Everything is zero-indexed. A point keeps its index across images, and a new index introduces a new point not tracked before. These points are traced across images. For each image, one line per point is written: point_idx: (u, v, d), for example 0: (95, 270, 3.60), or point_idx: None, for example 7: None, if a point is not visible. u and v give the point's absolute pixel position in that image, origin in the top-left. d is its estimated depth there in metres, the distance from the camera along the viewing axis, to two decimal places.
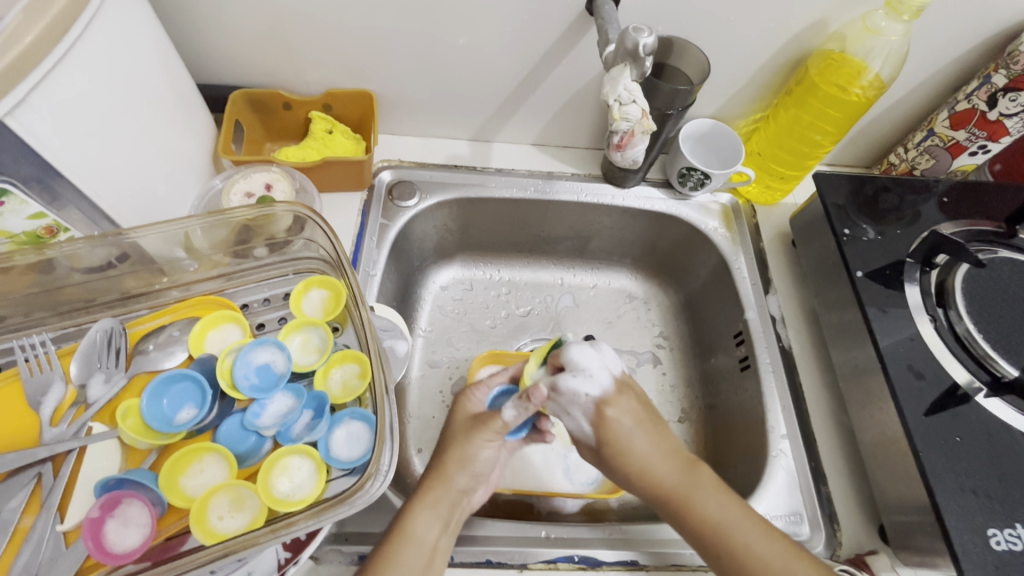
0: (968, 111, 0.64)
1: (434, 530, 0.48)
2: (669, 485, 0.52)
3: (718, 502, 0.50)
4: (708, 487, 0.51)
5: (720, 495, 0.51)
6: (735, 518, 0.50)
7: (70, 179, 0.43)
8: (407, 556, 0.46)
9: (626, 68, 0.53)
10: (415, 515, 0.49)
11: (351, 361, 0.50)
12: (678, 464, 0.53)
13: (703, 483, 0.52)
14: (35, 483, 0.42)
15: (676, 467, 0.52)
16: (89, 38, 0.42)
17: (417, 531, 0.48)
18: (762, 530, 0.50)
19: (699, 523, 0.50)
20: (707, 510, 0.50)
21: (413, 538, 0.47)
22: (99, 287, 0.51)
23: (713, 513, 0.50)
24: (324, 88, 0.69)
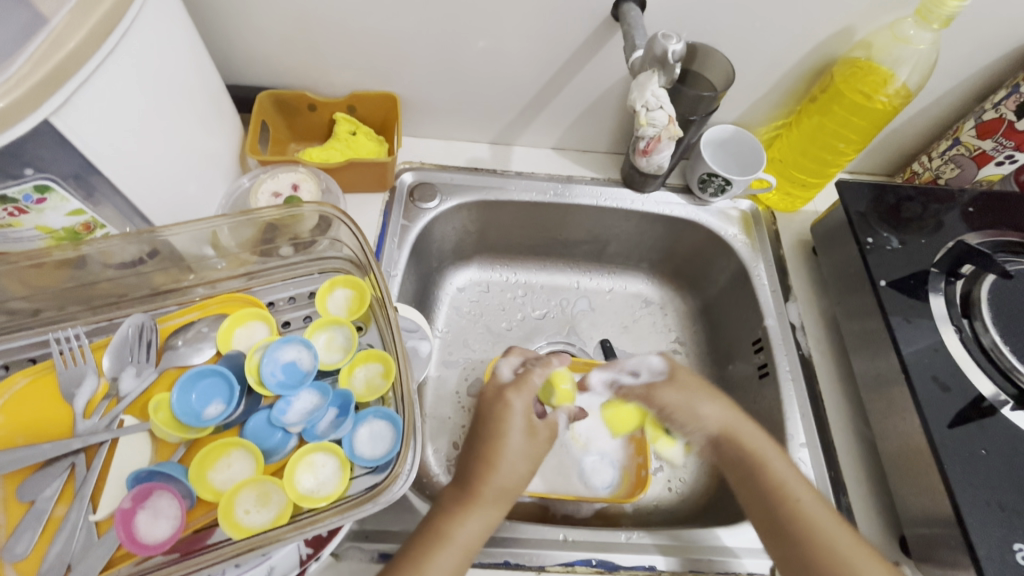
0: (995, 120, 0.63)
1: (475, 536, 0.49)
2: (728, 424, 0.58)
3: (788, 465, 0.55)
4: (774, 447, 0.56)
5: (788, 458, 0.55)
6: (798, 481, 0.53)
7: (107, 176, 0.44)
8: (446, 559, 0.47)
9: (654, 74, 0.53)
10: (458, 519, 0.49)
11: (374, 361, 0.50)
12: (741, 415, 0.59)
13: (769, 440, 0.57)
14: (69, 473, 0.43)
15: (741, 418, 0.59)
16: (129, 40, 0.43)
17: (459, 533, 0.48)
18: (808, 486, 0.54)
19: (768, 475, 0.54)
20: (779, 469, 0.54)
21: (453, 540, 0.48)
22: (130, 282, 0.53)
23: (783, 470, 0.54)
24: (349, 90, 0.70)
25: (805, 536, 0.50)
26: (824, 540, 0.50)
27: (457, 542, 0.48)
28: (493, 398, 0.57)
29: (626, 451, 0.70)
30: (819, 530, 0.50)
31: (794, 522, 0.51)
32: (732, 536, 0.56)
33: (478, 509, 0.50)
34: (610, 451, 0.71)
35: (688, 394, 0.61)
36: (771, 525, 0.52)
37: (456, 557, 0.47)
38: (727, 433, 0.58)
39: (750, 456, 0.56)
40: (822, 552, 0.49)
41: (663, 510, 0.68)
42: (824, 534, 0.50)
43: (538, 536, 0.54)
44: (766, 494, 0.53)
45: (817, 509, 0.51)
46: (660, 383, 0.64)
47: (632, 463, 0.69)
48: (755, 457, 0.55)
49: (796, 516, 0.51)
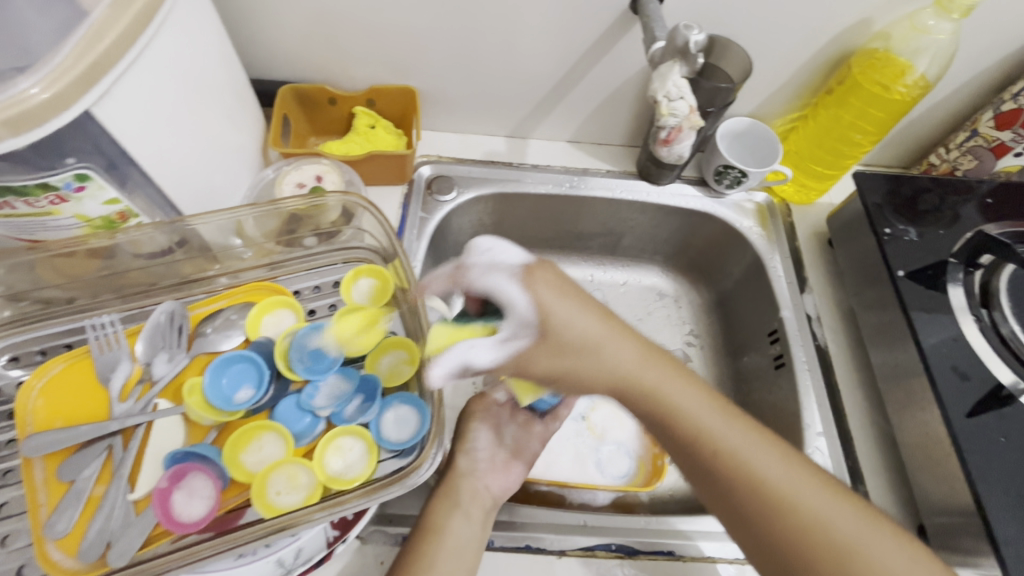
0: (1014, 111, 0.63)
1: (459, 521, 0.51)
2: (630, 371, 0.45)
3: (743, 433, 0.46)
4: (674, 375, 0.47)
5: (693, 388, 0.47)
6: (728, 428, 0.46)
7: (141, 165, 0.45)
8: (436, 545, 0.48)
9: (675, 65, 0.55)
10: (435, 512, 0.51)
11: (398, 347, 0.51)
12: (651, 360, 0.46)
13: (674, 368, 0.47)
14: (106, 454, 0.44)
15: (645, 362, 0.46)
16: (162, 35, 0.44)
17: (443, 523, 0.50)
18: (738, 422, 0.46)
19: (681, 422, 0.46)
20: (680, 402, 0.46)
21: (438, 530, 0.49)
22: (160, 271, 0.54)
23: (695, 408, 0.46)
24: (368, 84, 0.71)
25: (751, 493, 0.44)
26: (803, 519, 0.43)
27: (445, 529, 0.49)
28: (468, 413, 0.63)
29: (642, 441, 0.73)
30: (763, 487, 0.44)
31: (717, 471, 0.45)
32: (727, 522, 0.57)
33: (448, 500, 0.52)
34: (626, 440, 0.73)
35: (568, 360, 0.44)
36: (703, 480, 0.47)
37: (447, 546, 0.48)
38: (618, 386, 0.46)
39: (647, 395, 0.46)
40: (794, 526, 0.43)
41: (679, 499, 0.68)
42: (790, 505, 0.43)
43: (559, 521, 0.55)
44: (680, 443, 0.47)
45: (769, 473, 0.44)
46: (527, 345, 0.43)
47: (648, 453, 0.71)
48: (642, 390, 0.46)
49: (720, 462, 0.45)
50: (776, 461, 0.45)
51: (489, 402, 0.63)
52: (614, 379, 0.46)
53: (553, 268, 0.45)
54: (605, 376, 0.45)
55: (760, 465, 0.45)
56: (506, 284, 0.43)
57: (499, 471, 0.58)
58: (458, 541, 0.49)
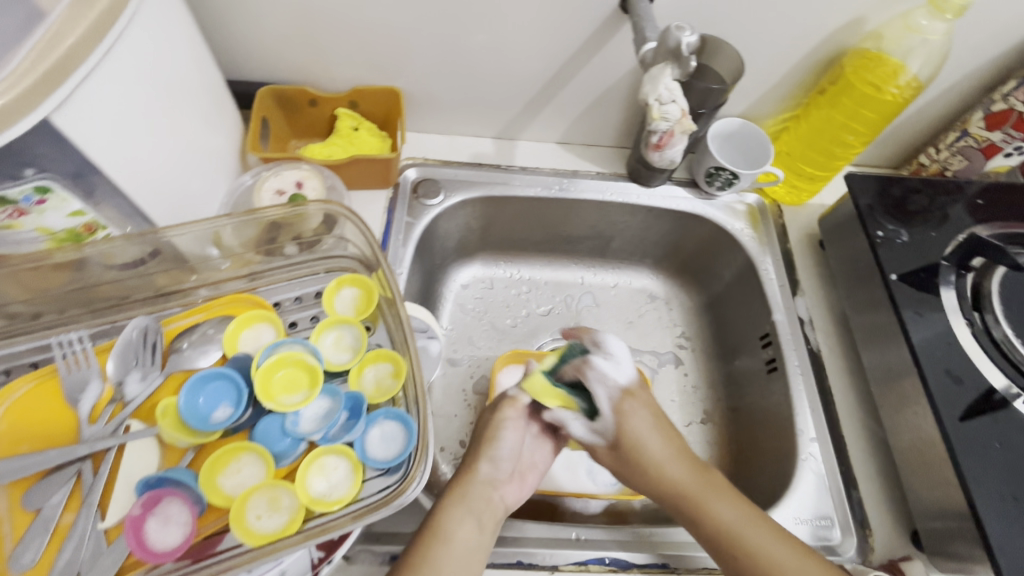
0: (1005, 111, 0.63)
1: (467, 528, 0.48)
2: (686, 488, 0.53)
3: (767, 532, 0.50)
4: (719, 492, 0.52)
5: (735, 501, 0.52)
6: (752, 524, 0.50)
7: (108, 174, 0.43)
8: (442, 552, 0.46)
9: (668, 67, 0.53)
10: (444, 514, 0.49)
11: (384, 361, 0.49)
12: (696, 472, 0.54)
13: (724, 486, 0.53)
14: (76, 480, 0.42)
15: (701, 479, 0.53)
16: (128, 36, 0.42)
17: (450, 528, 0.48)
18: (772, 526, 0.50)
19: (712, 525, 0.51)
20: (721, 514, 0.51)
21: (445, 534, 0.47)
22: (132, 284, 0.51)
23: (732, 519, 0.50)
24: (351, 85, 0.69)
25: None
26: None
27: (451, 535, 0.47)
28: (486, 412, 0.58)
29: None
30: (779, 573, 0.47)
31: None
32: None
33: (460, 506, 0.49)
34: None
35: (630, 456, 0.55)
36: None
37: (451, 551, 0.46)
38: (676, 492, 0.53)
39: (689, 509, 0.52)
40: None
41: None
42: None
43: (551, 535, 0.54)
44: (723, 555, 0.50)
45: (786, 560, 0.48)
46: (600, 448, 0.56)
47: None
48: (693, 503, 0.52)
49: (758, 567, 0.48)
50: (788, 554, 0.48)
51: (519, 404, 0.57)
52: (667, 489, 0.54)
53: (645, 396, 0.57)
54: (653, 485, 0.54)
55: (778, 554, 0.48)
56: (609, 400, 0.55)
57: (516, 480, 0.55)
58: (465, 550, 0.47)
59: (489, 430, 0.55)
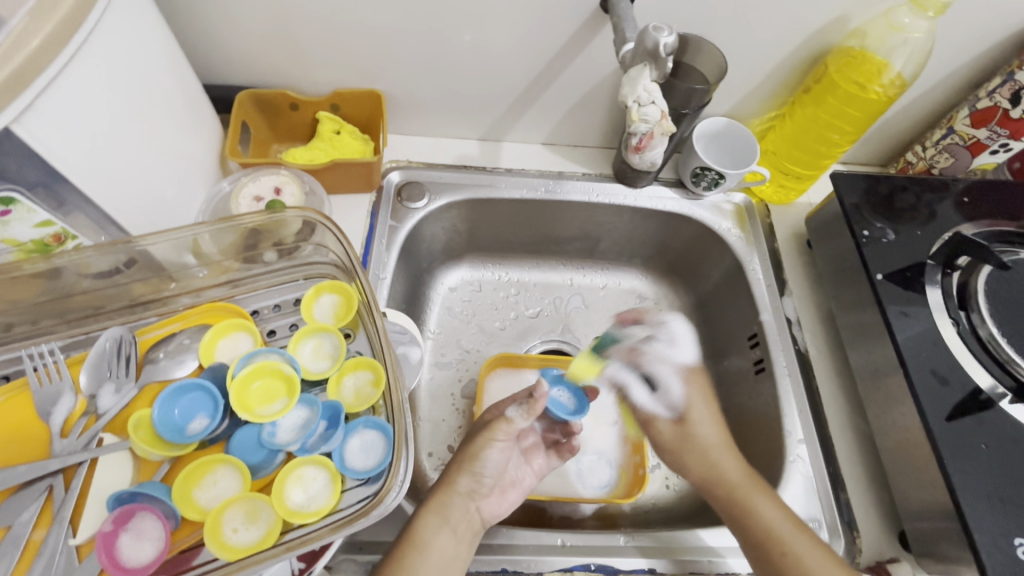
0: (990, 108, 0.63)
1: (442, 536, 0.49)
2: (736, 484, 0.55)
3: (807, 541, 0.51)
4: (767, 493, 0.54)
5: (778, 504, 0.53)
6: (791, 526, 0.51)
7: (76, 183, 0.42)
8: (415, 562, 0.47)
9: (646, 69, 0.52)
10: (421, 523, 0.49)
11: (364, 368, 0.49)
12: (749, 471, 0.56)
13: (770, 491, 0.54)
14: (47, 495, 0.41)
15: (751, 479, 0.55)
16: (95, 42, 0.41)
17: (425, 536, 0.48)
18: (807, 534, 0.51)
19: (758, 521, 0.52)
20: (764, 513, 0.52)
21: (419, 543, 0.48)
22: (107, 294, 0.51)
23: (775, 520, 0.52)
24: (331, 87, 0.68)
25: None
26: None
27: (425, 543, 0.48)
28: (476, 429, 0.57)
29: (621, 449, 0.69)
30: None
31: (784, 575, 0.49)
32: (714, 537, 0.55)
33: (437, 514, 0.50)
34: (607, 449, 0.69)
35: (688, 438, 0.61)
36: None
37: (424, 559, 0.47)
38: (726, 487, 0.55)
39: (739, 505, 0.53)
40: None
41: (661, 508, 0.67)
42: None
43: (537, 541, 0.53)
44: (761, 549, 0.51)
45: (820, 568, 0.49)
46: (662, 418, 0.64)
47: (629, 462, 0.68)
48: (739, 496, 0.54)
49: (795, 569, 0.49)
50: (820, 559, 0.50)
51: (511, 428, 0.54)
52: (722, 480, 0.56)
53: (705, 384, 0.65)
54: (708, 472, 0.57)
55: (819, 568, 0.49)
56: (672, 376, 0.66)
57: (497, 493, 0.55)
58: (442, 557, 0.47)
59: (472, 444, 0.55)
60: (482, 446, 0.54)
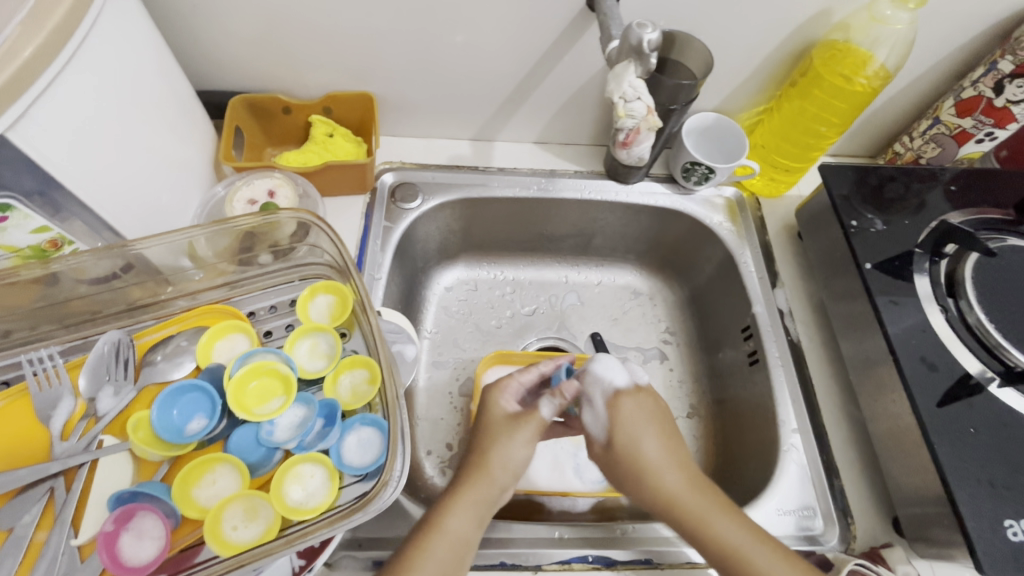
0: (974, 98, 0.63)
1: (469, 526, 0.47)
2: (681, 499, 0.49)
3: (769, 552, 0.46)
4: (717, 507, 0.48)
5: (734, 517, 0.48)
6: (749, 538, 0.47)
7: (72, 190, 0.43)
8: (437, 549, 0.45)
9: (631, 65, 0.52)
10: (449, 509, 0.48)
11: (359, 367, 0.49)
12: (689, 481, 0.50)
13: (714, 496, 0.49)
14: (48, 497, 0.42)
15: (692, 484, 0.50)
16: (85, 52, 0.42)
17: (449, 524, 0.47)
18: (767, 543, 0.47)
19: (714, 540, 0.47)
20: (723, 533, 0.47)
21: (442, 530, 0.46)
22: (105, 298, 0.51)
23: (732, 534, 0.47)
24: (324, 91, 0.69)
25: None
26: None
27: (450, 532, 0.46)
28: (499, 418, 0.53)
29: None
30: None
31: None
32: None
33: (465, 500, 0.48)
34: None
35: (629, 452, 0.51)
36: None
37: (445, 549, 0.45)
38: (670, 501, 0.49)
39: (690, 523, 0.48)
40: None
41: None
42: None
43: (536, 535, 0.54)
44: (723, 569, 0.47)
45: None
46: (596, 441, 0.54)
47: None
48: (699, 523, 0.48)
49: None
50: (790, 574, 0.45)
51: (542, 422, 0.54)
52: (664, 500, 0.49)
53: (643, 399, 0.54)
54: (651, 496, 0.50)
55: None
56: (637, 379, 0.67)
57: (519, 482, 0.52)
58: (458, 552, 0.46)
59: (499, 429, 0.53)
60: (511, 435, 0.52)
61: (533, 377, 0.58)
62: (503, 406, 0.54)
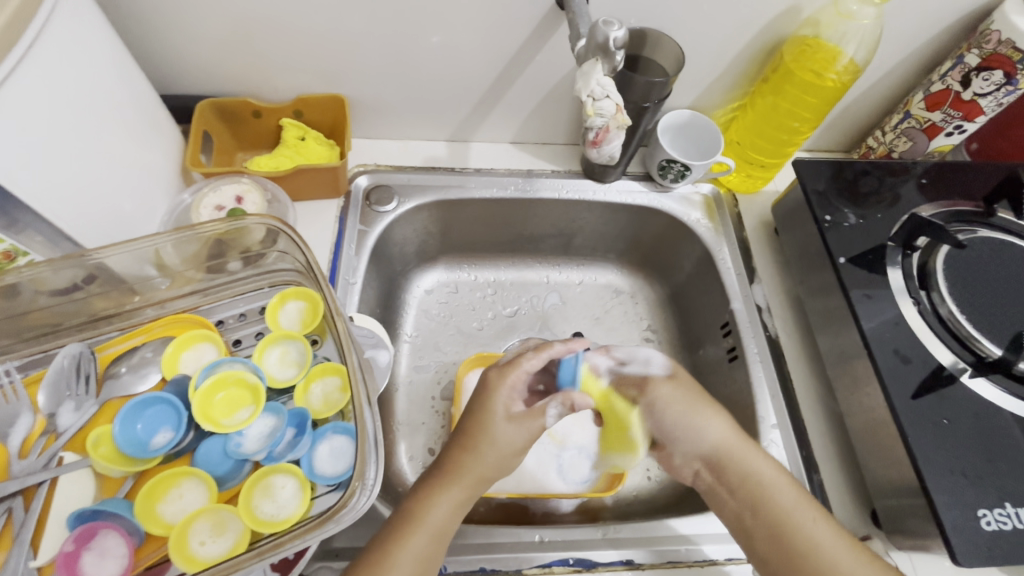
0: (943, 91, 0.64)
1: (447, 515, 0.46)
2: (723, 447, 0.53)
3: (821, 523, 0.48)
4: (773, 475, 0.51)
5: (791, 491, 0.50)
6: (807, 512, 0.49)
7: (25, 201, 0.41)
8: (418, 541, 0.44)
9: (598, 63, 0.52)
10: (427, 500, 0.47)
11: (331, 374, 0.48)
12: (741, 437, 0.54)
13: (771, 467, 0.52)
14: (6, 517, 0.41)
15: (739, 440, 0.53)
16: (30, 63, 0.40)
17: (432, 515, 0.46)
18: (824, 519, 0.49)
19: (771, 505, 0.49)
20: (780, 500, 0.50)
21: (426, 521, 0.45)
22: (66, 310, 0.50)
23: (787, 505, 0.49)
24: (294, 94, 0.68)
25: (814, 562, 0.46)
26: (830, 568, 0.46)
27: (430, 525, 0.45)
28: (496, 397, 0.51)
29: None
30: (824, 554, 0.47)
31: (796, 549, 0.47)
32: (686, 525, 0.55)
33: (448, 487, 0.47)
34: (587, 443, 0.69)
35: (688, 397, 0.55)
36: (774, 552, 0.48)
37: (425, 541, 0.45)
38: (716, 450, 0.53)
39: (746, 482, 0.51)
40: None
41: (643, 499, 0.67)
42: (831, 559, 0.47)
43: (516, 540, 0.53)
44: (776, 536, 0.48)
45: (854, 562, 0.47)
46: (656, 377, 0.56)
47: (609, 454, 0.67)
48: (733, 466, 0.52)
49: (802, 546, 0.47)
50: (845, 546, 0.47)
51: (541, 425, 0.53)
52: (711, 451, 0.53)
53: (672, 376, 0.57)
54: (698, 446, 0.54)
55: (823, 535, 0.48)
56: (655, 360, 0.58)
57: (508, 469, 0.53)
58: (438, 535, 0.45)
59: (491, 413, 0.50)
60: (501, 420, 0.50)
61: (540, 362, 0.54)
62: (506, 403, 0.51)
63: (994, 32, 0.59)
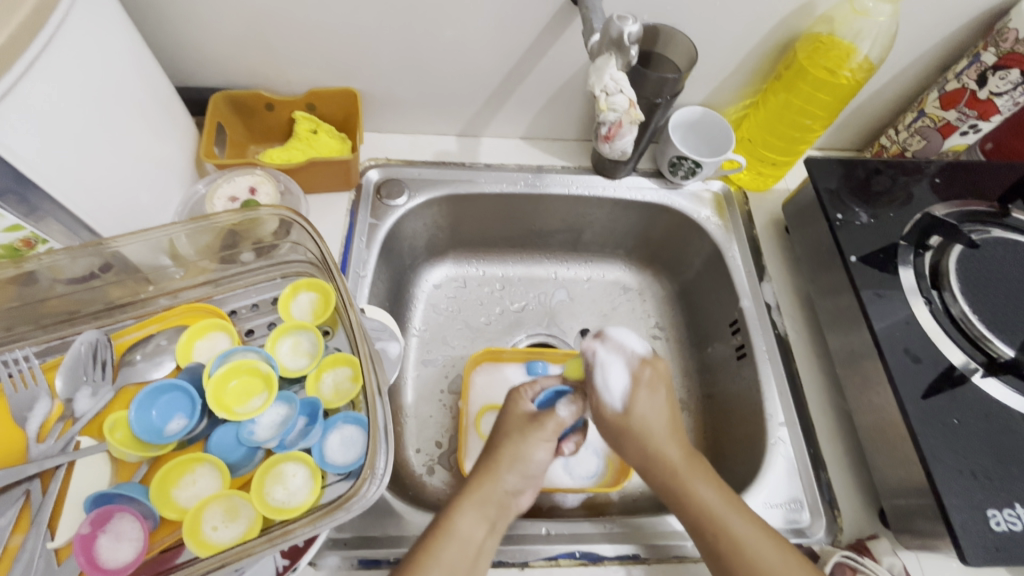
0: (958, 90, 0.64)
1: (479, 529, 0.47)
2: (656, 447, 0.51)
3: (747, 521, 0.48)
4: (700, 471, 0.50)
5: (716, 483, 0.50)
6: (736, 514, 0.48)
7: (46, 189, 0.42)
8: (449, 552, 0.45)
9: (612, 57, 0.52)
10: (456, 511, 0.48)
11: (343, 364, 0.49)
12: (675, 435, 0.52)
13: (700, 465, 0.51)
14: (24, 500, 0.41)
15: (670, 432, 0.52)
16: (53, 53, 0.41)
17: (460, 527, 0.47)
18: (755, 523, 0.48)
19: (690, 502, 0.49)
20: (702, 495, 0.49)
21: (455, 534, 0.46)
22: (82, 298, 0.50)
23: (712, 500, 0.48)
24: (307, 87, 0.68)
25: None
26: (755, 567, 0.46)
27: (460, 536, 0.46)
28: (515, 423, 0.53)
29: None
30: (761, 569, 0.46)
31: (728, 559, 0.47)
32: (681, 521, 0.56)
33: (473, 503, 0.48)
34: (594, 439, 0.70)
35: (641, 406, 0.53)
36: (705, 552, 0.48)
37: (459, 553, 0.45)
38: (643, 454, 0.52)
39: (672, 486, 0.50)
40: None
41: (649, 496, 0.67)
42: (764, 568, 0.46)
43: (522, 532, 0.54)
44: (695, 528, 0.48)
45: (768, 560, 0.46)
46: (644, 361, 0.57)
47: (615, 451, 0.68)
48: (678, 481, 0.50)
49: (735, 557, 0.46)
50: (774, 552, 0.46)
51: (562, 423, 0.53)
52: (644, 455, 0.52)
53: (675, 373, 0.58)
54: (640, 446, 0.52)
55: (762, 553, 0.46)
56: None
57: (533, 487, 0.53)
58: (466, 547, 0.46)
59: (516, 433, 0.52)
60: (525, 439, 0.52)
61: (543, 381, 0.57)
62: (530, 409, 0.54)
63: (1011, 30, 0.58)
